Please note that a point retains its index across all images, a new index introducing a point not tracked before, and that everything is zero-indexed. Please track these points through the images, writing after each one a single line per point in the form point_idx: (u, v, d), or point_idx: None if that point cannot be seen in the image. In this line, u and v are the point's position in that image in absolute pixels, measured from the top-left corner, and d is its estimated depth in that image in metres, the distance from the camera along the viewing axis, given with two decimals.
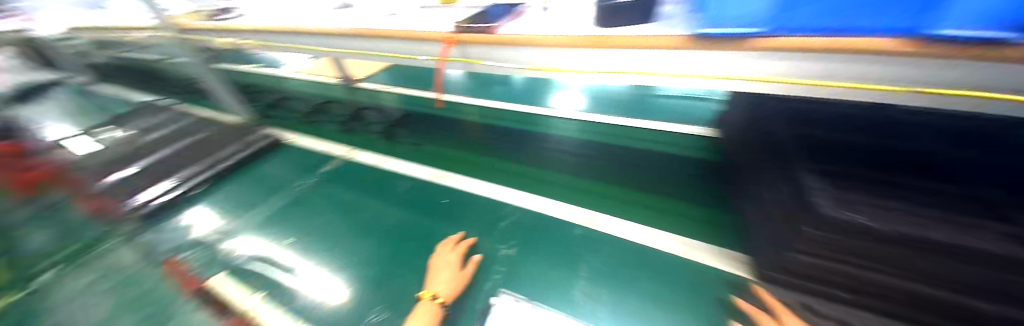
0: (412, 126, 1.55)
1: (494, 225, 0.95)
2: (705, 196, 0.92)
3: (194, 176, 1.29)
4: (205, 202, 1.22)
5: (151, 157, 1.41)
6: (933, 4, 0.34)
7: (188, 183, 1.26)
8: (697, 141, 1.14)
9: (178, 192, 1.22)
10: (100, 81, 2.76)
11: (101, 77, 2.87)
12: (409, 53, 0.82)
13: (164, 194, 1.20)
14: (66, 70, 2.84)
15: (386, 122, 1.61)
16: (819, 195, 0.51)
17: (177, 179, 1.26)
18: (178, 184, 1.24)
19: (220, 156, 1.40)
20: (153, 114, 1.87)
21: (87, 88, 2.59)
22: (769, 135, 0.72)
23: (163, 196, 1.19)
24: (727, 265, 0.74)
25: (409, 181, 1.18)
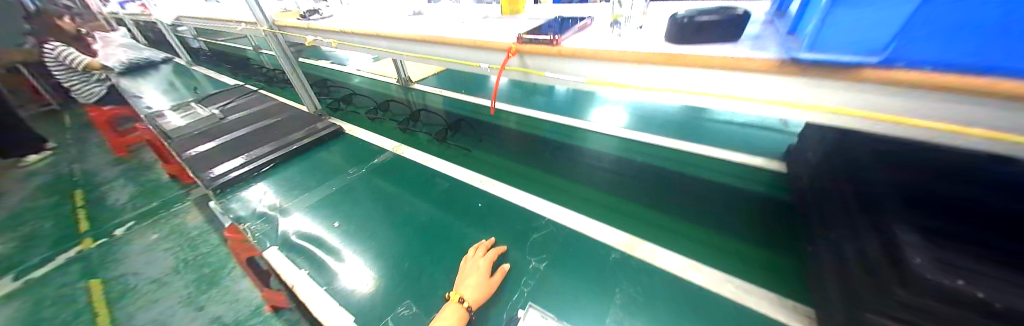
0: (463, 131, 1.58)
1: (526, 235, 0.94)
2: (766, 237, 0.82)
3: (267, 156, 1.43)
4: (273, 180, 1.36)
5: (232, 135, 1.60)
6: None
7: (261, 161, 1.40)
8: (757, 174, 1.04)
9: (251, 168, 1.36)
10: (205, 67, 3.26)
11: (206, 63, 3.39)
12: (466, 60, 0.88)
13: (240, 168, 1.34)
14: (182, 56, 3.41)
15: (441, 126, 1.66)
16: (918, 254, 0.44)
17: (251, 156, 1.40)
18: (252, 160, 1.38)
19: (290, 140, 1.54)
20: (241, 97, 2.15)
21: (194, 72, 3.08)
22: (854, 179, 0.64)
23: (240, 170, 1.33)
24: (784, 316, 0.65)
25: (448, 181, 1.22)
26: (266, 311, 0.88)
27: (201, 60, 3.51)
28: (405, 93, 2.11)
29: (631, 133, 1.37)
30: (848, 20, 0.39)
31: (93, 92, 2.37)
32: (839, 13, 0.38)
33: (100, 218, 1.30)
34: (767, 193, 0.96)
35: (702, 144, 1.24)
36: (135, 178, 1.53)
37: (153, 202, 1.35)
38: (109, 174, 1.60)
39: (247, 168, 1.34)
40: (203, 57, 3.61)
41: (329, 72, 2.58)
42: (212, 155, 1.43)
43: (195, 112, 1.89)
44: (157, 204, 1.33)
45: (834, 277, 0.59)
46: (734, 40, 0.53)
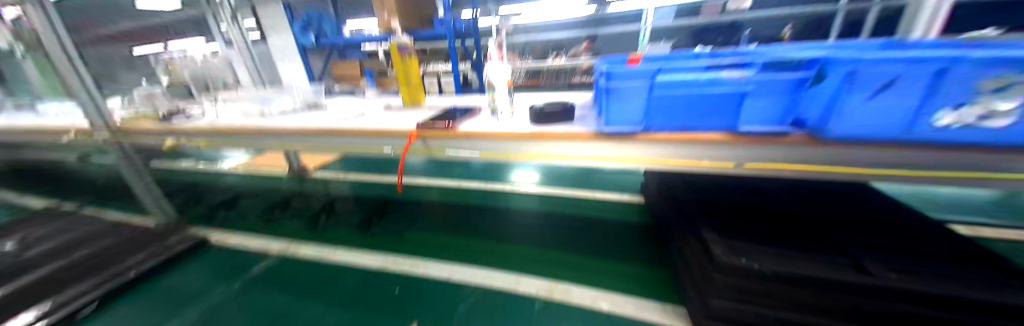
0: (394, 213, 1.50)
1: (451, 310, 0.91)
2: (645, 257, 1.01)
3: (82, 296, 1.06)
4: None
5: (20, 277, 1.14)
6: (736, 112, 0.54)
7: (65, 308, 1.02)
8: (632, 207, 1.31)
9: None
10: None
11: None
12: (373, 147, 0.92)
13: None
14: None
15: (363, 212, 1.54)
16: (716, 246, 0.66)
17: (45, 306, 1.00)
18: (45, 312, 0.99)
19: (124, 266, 1.20)
20: (46, 222, 1.59)
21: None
22: (677, 201, 0.89)
23: None
24: (668, 320, 0.79)
25: (357, 273, 1.11)
26: None
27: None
28: (303, 184, 1.93)
29: (536, 190, 1.57)
30: (621, 102, 0.58)
31: None
32: (616, 98, 0.57)
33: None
34: (641, 219, 1.21)
35: (590, 190, 1.50)
36: None
37: None
38: None
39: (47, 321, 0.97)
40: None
41: (199, 172, 2.18)
42: None
43: None
44: None
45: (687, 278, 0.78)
46: (572, 120, 0.75)
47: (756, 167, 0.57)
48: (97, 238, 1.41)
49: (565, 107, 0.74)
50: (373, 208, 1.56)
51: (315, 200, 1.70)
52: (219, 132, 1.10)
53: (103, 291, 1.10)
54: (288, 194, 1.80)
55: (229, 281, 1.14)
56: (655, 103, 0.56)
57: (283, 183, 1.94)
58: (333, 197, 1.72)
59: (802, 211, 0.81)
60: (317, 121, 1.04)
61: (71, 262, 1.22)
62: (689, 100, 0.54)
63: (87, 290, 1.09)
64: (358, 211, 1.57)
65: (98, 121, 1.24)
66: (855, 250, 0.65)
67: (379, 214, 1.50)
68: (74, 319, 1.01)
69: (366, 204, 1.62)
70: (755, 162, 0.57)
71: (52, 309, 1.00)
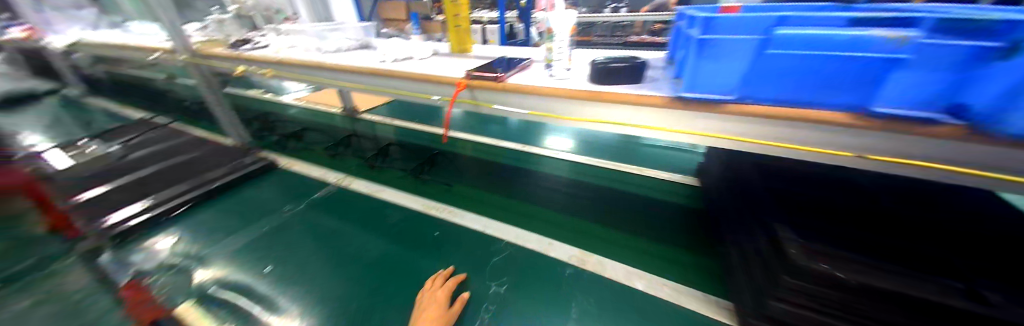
0: (443, 165, 1.49)
1: (484, 260, 0.95)
2: (690, 241, 0.94)
3: (178, 197, 1.25)
4: (181, 224, 1.17)
5: (136, 174, 1.39)
6: (871, 88, 0.42)
7: (166, 205, 1.21)
8: (680, 188, 1.20)
9: (149, 216, 1.16)
10: (98, 97, 2.76)
11: (101, 93, 2.88)
12: (418, 93, 0.90)
13: (137, 216, 1.15)
14: (68, 85, 2.86)
15: (416, 160, 1.57)
16: (792, 245, 0.56)
17: (151, 202, 1.20)
18: (151, 206, 1.19)
19: (209, 177, 1.38)
20: (147, 132, 1.85)
21: (84, 104, 2.59)
22: (745, 187, 0.79)
23: (136, 218, 1.14)
24: (708, 310, 0.74)
25: (400, 212, 1.18)
26: None
27: (95, 90, 2.97)
28: (351, 124, 2.03)
29: (575, 157, 1.50)
30: (716, 65, 0.49)
31: None
32: (710, 58, 0.48)
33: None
34: (689, 202, 1.11)
35: (636, 164, 1.40)
36: None
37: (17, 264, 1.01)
38: None
39: (152, 214, 1.16)
40: (97, 86, 3.06)
41: (263, 102, 2.38)
42: (106, 201, 1.21)
43: (86, 151, 1.63)
44: (14, 268, 1.00)
45: (741, 272, 0.71)
46: (642, 82, 0.65)
47: (877, 161, 0.46)
48: (188, 149, 1.62)
49: (635, 65, 0.63)
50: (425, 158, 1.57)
51: (374, 141, 1.77)
52: (278, 64, 1.16)
53: (192, 194, 1.28)
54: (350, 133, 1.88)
55: (292, 202, 1.28)
56: (762, 64, 0.45)
57: (333, 121, 2.06)
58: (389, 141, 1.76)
59: (916, 213, 0.65)
60: (367, 62, 1.04)
61: (169, 169, 1.43)
62: (811, 67, 0.44)
63: (181, 192, 1.27)
64: (405, 156, 1.61)
65: (182, 45, 1.36)
66: (991, 271, 0.51)
67: (428, 162, 1.51)
68: (172, 214, 1.21)
69: (422, 152, 1.64)
70: (879, 155, 0.46)
71: (156, 204, 1.20)
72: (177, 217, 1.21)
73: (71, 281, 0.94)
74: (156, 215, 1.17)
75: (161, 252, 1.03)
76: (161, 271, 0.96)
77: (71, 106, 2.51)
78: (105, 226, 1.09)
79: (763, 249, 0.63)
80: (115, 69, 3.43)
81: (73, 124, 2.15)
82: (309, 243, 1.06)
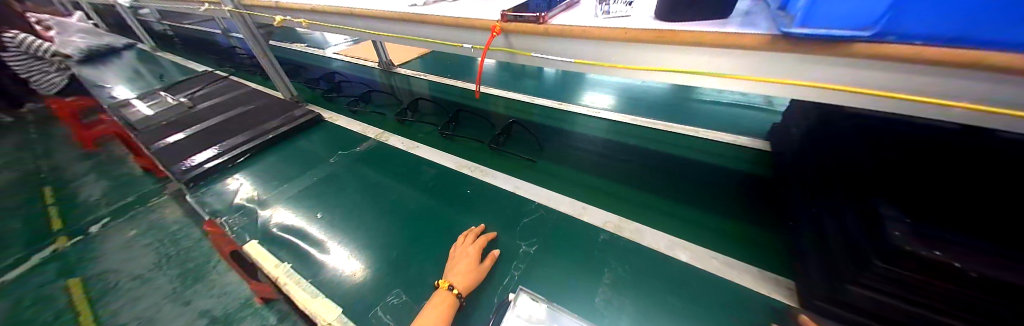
0: (521, 137, 1.32)
1: (516, 220, 0.93)
2: (744, 213, 0.85)
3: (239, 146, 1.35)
4: (246, 171, 1.29)
5: (207, 124, 1.52)
6: None
7: (232, 152, 1.32)
8: (739, 153, 1.06)
9: (220, 160, 1.28)
10: (169, 53, 3.01)
11: (172, 49, 3.14)
12: (449, 41, 0.83)
13: (211, 160, 1.27)
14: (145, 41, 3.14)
15: (493, 130, 1.40)
16: (896, 227, 0.45)
17: (221, 148, 1.32)
18: (221, 152, 1.31)
19: (266, 128, 1.47)
20: (209, 85, 2.00)
21: (159, 58, 2.84)
22: (838, 153, 0.65)
23: (211, 162, 1.26)
24: (764, 288, 0.67)
25: (435, 167, 1.19)
26: (258, 302, 0.80)
27: (167, 46, 3.24)
28: (386, 78, 2.01)
29: (620, 116, 1.37)
30: None
31: (54, 82, 2.08)
32: None
33: (69, 214, 1.15)
34: (747, 170, 0.98)
35: (690, 125, 1.24)
36: (101, 171, 1.39)
37: (127, 197, 1.20)
38: (79, 166, 1.45)
39: (222, 160, 1.28)
40: (168, 42, 3.34)
41: (305, 55, 2.43)
42: (183, 146, 1.35)
43: (163, 101, 1.81)
44: (136, 201, 1.17)
45: (814, 249, 0.62)
46: (725, 16, 0.52)
47: None
48: (245, 101, 1.73)
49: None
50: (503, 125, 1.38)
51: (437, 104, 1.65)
52: (311, 12, 1.13)
53: (252, 144, 1.38)
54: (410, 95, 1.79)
55: (337, 154, 1.34)
56: None
57: (370, 74, 2.07)
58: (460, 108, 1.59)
59: None
60: (397, 6, 0.96)
61: (232, 119, 1.55)
62: None
63: (243, 142, 1.37)
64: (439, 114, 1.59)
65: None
66: None
67: (506, 133, 1.32)
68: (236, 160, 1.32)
69: (498, 120, 1.47)
70: None
71: (224, 151, 1.32)
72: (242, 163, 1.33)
73: (173, 213, 1.10)
74: (222, 163, 1.27)
75: (232, 195, 1.15)
76: (232, 211, 1.07)
77: (150, 61, 2.77)
78: (181, 169, 1.19)
79: (852, 229, 0.52)
80: (180, 25, 3.68)
81: (152, 77, 2.39)
82: (350, 193, 1.11)
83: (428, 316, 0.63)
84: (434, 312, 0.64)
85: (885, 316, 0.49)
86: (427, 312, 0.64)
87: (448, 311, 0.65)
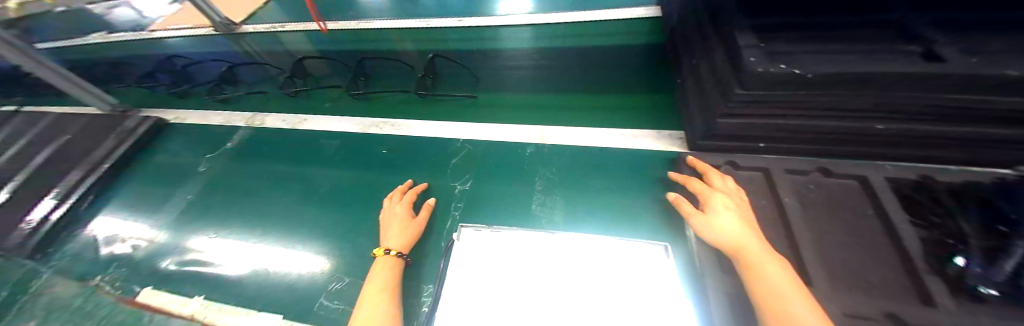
0: (446, 75, 1.17)
1: (442, 163, 0.88)
2: (652, 86, 0.89)
3: (72, 186, 1.01)
4: (105, 210, 1.01)
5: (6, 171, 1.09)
6: None
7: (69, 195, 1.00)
8: (641, 26, 1.06)
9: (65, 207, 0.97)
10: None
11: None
12: None
13: (48, 210, 0.95)
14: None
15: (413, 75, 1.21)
16: (750, 53, 0.48)
17: (57, 194, 0.99)
18: (57, 198, 0.98)
19: (102, 153, 1.12)
20: None
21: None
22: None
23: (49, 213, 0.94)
24: (663, 145, 0.73)
25: (337, 138, 1.04)
26: None
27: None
28: (236, 42, 1.52)
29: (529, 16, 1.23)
30: None
31: None
32: None
33: None
34: (646, 43, 1.00)
35: (594, 8, 1.19)
36: None
37: None
38: None
39: (65, 205, 0.97)
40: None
41: None
42: None
43: None
44: None
45: (694, 97, 0.67)
46: None
47: None
48: (55, 132, 1.28)
49: None
50: (424, 65, 1.19)
51: (332, 63, 1.32)
52: None
53: (93, 178, 1.05)
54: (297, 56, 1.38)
55: (203, 160, 1.10)
56: None
57: None
58: (362, 55, 1.27)
59: None
60: None
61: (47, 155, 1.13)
62: None
63: (78, 178, 1.03)
64: (341, 73, 1.31)
65: None
66: (944, 30, 0.46)
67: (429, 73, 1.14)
68: (83, 204, 1.01)
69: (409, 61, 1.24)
70: None
71: (58, 196, 0.98)
72: (93, 204, 1.03)
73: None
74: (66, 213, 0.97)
75: (85, 249, 0.90)
76: (105, 266, 0.85)
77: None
78: (19, 237, 0.89)
79: (719, 65, 0.56)
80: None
81: None
82: (250, 194, 0.96)
83: (378, 281, 0.61)
84: (382, 275, 0.62)
85: (749, 136, 0.57)
86: (377, 276, 0.62)
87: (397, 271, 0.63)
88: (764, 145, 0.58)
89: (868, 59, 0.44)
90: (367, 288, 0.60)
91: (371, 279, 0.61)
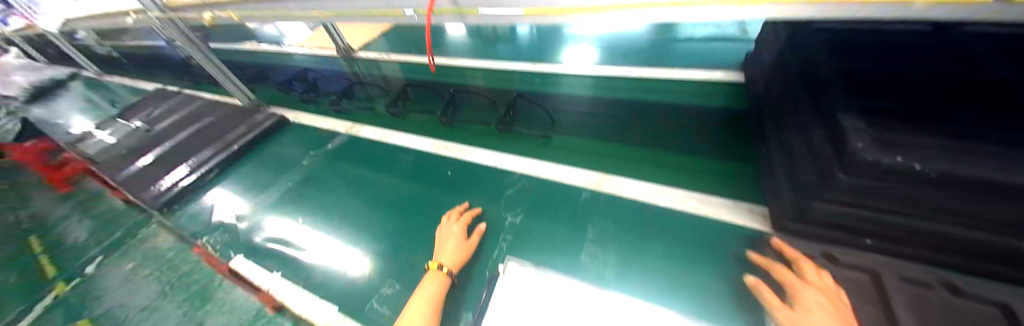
0: (526, 112, 1.19)
1: (498, 193, 0.91)
2: (725, 145, 0.84)
3: (203, 162, 1.26)
4: (222, 184, 1.24)
5: (174, 140, 1.42)
6: None
7: (201, 167, 1.24)
8: (717, 89, 1.04)
9: (195, 176, 1.21)
10: (118, 76, 2.77)
11: (119, 71, 2.88)
12: (388, 11, 0.74)
13: (183, 178, 1.19)
14: (88, 68, 2.87)
15: (495, 108, 1.27)
16: (858, 137, 0.45)
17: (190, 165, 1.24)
18: (193, 169, 1.23)
19: (230, 138, 1.38)
20: (165, 102, 1.87)
21: (108, 83, 2.62)
22: (808, 71, 0.64)
23: (183, 181, 1.18)
24: (737, 217, 0.67)
25: (411, 154, 1.15)
26: (269, 311, 0.75)
27: (112, 68, 2.96)
28: (349, 65, 1.89)
29: (598, 70, 1.32)
30: None
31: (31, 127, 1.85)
32: None
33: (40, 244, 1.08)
34: (723, 106, 0.97)
35: (665, 67, 1.22)
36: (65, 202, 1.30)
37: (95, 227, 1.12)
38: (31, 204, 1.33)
39: (195, 175, 1.21)
40: (114, 63, 3.05)
41: (259, 55, 2.24)
42: (147, 172, 1.27)
43: (119, 127, 1.69)
44: (99, 233, 1.09)
45: (782, 172, 0.62)
46: None
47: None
48: (204, 113, 1.62)
49: None
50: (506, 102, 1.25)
51: (429, 90, 1.48)
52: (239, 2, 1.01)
53: (222, 154, 1.31)
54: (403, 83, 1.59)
55: (307, 155, 1.29)
56: None
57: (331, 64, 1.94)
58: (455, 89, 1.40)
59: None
60: None
61: (196, 133, 1.44)
62: None
63: (209, 156, 1.29)
64: (431, 99, 1.45)
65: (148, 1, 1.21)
66: None
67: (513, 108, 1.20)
68: (209, 175, 1.25)
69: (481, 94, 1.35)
70: None
71: (194, 167, 1.24)
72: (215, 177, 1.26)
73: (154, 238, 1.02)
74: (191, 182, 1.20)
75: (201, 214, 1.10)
76: (210, 230, 1.02)
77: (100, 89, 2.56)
78: (155, 193, 1.13)
79: (817, 145, 0.53)
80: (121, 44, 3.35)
81: (105, 104, 2.23)
82: (332, 191, 1.09)
83: (423, 294, 0.63)
84: (430, 289, 0.64)
85: (852, 227, 0.51)
86: (427, 288, 0.65)
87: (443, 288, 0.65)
88: (871, 242, 0.52)
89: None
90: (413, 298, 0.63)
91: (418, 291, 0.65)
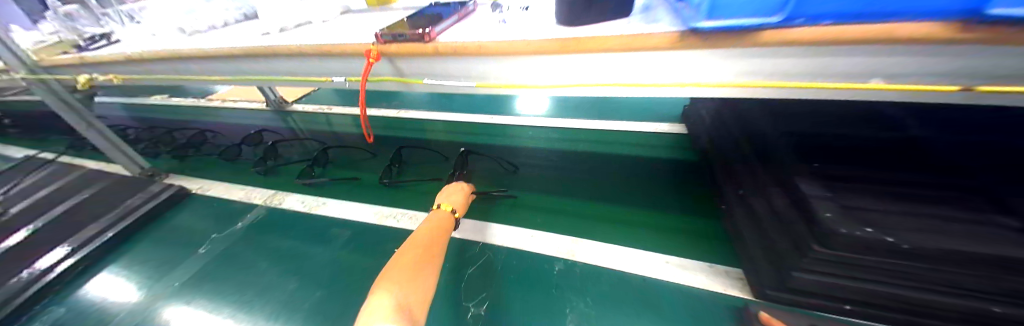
0: (507, 169, 1.09)
1: (456, 272, 0.76)
2: (690, 203, 0.82)
3: (84, 243, 0.99)
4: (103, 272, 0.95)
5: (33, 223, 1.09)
6: None
7: (81, 248, 0.98)
8: (666, 140, 1.09)
9: (70, 262, 0.94)
10: None
11: None
12: (313, 74, 0.65)
13: (54, 264, 0.92)
14: None
15: (515, 168, 1.09)
16: (826, 207, 0.44)
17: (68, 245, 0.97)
18: (71, 248, 0.96)
19: (131, 205, 1.13)
20: (24, 175, 1.46)
21: None
22: (752, 136, 0.69)
23: (53, 270, 0.91)
24: (718, 284, 0.63)
25: (350, 228, 0.98)
26: None
27: None
28: (283, 119, 1.71)
29: (553, 121, 1.33)
30: None
31: None
32: None
33: None
34: (674, 157, 1.00)
35: (616, 119, 1.28)
36: None
37: None
38: None
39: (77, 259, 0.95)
40: None
41: (177, 111, 1.93)
42: None
43: None
44: None
45: (750, 230, 0.62)
46: (627, 15, 0.48)
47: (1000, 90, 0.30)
48: (80, 185, 1.29)
49: None
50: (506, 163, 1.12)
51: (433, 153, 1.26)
52: (131, 60, 0.85)
53: (106, 236, 1.02)
54: (397, 146, 1.34)
55: (209, 239, 1.02)
56: None
57: (263, 120, 1.73)
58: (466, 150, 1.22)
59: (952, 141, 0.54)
60: (247, 36, 0.73)
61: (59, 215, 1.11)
62: None
63: (96, 232, 1.02)
64: (432, 162, 1.21)
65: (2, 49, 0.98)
66: None
67: (509, 170, 1.08)
68: (85, 264, 0.96)
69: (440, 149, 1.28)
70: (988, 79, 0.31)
71: (74, 246, 0.97)
72: (86, 269, 0.97)
73: None
74: (48, 283, 0.89)
75: None
76: None
77: None
78: None
79: (782, 210, 0.53)
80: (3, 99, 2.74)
81: None
82: (243, 281, 0.85)
83: (406, 297, 0.44)
84: (413, 289, 0.46)
85: (829, 293, 0.50)
86: (409, 290, 0.45)
87: (428, 290, 0.48)
88: (850, 307, 0.50)
89: (968, 230, 0.40)
90: (389, 301, 0.42)
91: (391, 293, 0.43)
